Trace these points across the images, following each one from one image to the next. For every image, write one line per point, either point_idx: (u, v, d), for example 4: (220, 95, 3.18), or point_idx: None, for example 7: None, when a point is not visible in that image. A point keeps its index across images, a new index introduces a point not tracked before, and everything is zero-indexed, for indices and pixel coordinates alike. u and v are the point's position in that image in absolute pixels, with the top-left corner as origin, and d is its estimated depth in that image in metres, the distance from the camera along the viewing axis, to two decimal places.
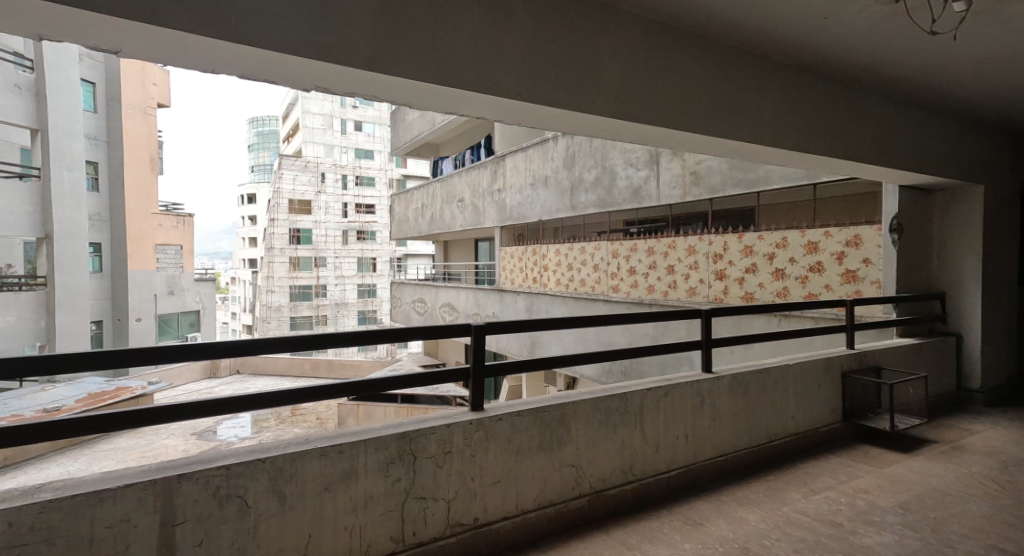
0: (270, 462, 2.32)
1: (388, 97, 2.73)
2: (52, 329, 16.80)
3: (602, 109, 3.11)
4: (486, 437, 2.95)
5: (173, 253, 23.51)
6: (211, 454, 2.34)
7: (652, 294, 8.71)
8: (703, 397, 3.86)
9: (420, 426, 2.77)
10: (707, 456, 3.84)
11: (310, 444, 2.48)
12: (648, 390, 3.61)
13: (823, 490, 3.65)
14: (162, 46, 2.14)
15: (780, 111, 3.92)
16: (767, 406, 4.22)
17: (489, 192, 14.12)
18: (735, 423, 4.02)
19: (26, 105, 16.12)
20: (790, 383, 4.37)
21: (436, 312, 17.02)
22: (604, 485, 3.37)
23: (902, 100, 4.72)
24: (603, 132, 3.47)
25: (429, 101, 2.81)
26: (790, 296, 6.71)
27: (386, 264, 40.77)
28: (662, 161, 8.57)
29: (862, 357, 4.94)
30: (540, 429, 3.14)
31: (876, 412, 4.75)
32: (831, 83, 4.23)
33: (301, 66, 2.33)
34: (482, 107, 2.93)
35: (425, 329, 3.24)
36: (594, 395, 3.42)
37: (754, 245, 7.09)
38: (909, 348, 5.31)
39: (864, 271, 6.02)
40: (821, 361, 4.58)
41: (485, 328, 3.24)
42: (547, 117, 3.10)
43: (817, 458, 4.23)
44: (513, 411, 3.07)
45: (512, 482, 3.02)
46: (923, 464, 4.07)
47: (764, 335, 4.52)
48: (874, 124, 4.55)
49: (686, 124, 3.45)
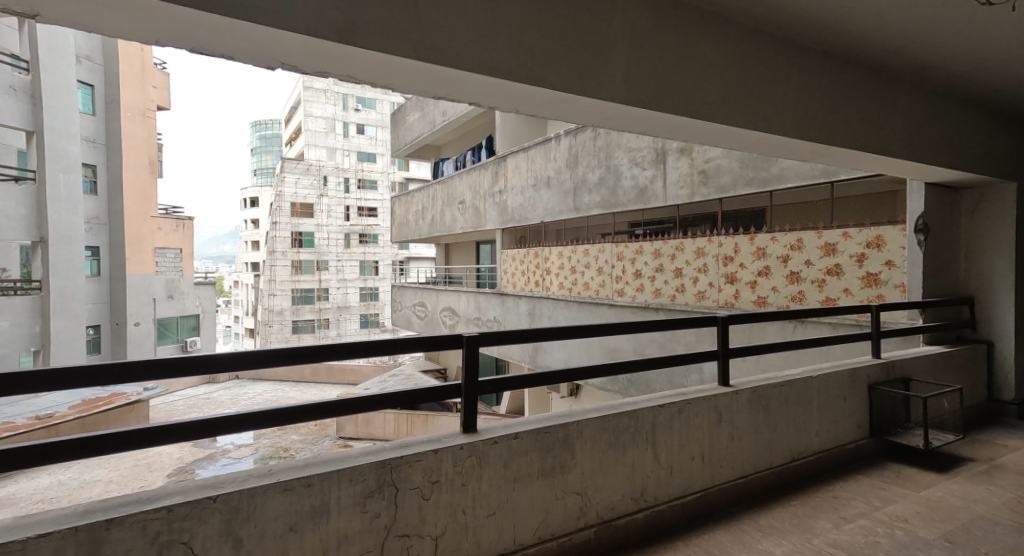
0: (222, 501, 2.00)
1: (365, 77, 2.43)
2: (47, 334, 16.50)
3: (609, 95, 2.78)
4: (479, 464, 2.60)
5: (172, 256, 23.20)
6: (153, 491, 2.02)
7: (659, 298, 8.36)
8: (720, 413, 3.52)
9: (404, 453, 2.43)
10: (726, 478, 3.49)
11: (272, 477, 2.15)
12: (660, 407, 3.26)
13: (855, 518, 3.28)
14: (87, 7, 1.83)
15: (803, 96, 3.58)
16: (789, 421, 3.86)
17: (490, 194, 13.78)
18: (756, 441, 3.67)
19: (22, 108, 15.91)
20: (814, 397, 4.01)
21: (436, 317, 16.69)
22: (613, 513, 3.02)
23: (931, 90, 4.37)
24: (609, 121, 3.14)
25: (412, 83, 2.49)
26: (805, 300, 6.36)
27: (389, 267, 40.46)
28: (669, 160, 8.23)
29: (890, 368, 4.58)
30: (540, 452, 2.80)
31: (906, 427, 4.38)
32: (859, 70, 3.89)
33: (263, 37, 2.03)
34: (477, 91, 2.61)
35: (416, 341, 2.88)
36: (601, 413, 3.08)
37: (767, 247, 6.76)
38: (939, 357, 4.95)
39: (886, 274, 5.66)
40: (846, 372, 4.23)
41: (480, 339, 2.91)
42: (548, 102, 2.78)
43: (845, 479, 3.85)
44: (510, 434, 2.72)
45: (510, 513, 2.68)
46: (963, 487, 3.70)
47: (786, 344, 4.16)
48: (903, 115, 4.19)
49: (704, 114, 3.12)
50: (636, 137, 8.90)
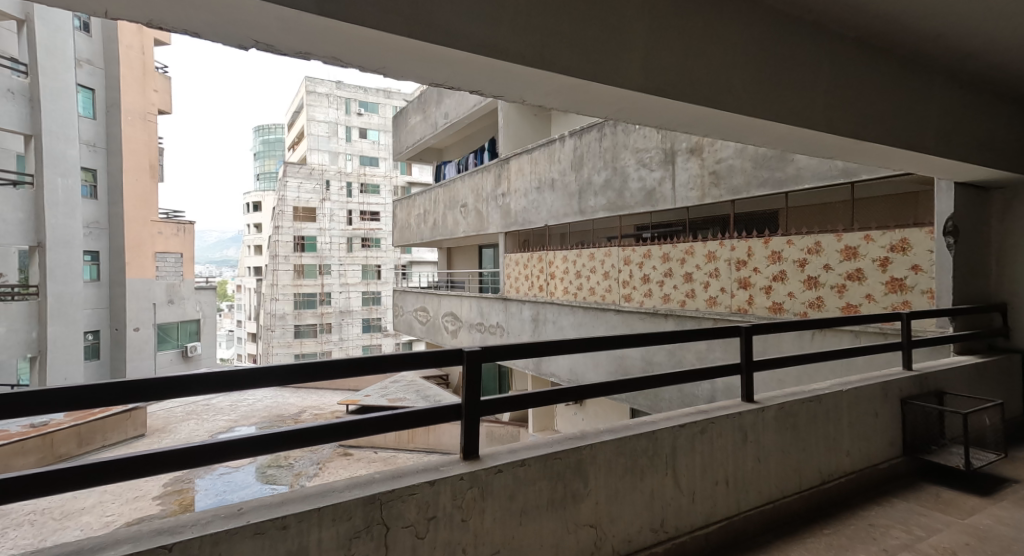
0: (179, 550, 1.72)
1: (353, 59, 2.16)
2: (44, 340, 16.29)
3: (627, 83, 2.50)
4: (481, 497, 2.31)
5: (173, 261, 22.75)
6: (96, 541, 1.73)
7: (668, 303, 8.06)
8: (745, 433, 3.21)
9: (395, 487, 2.14)
10: (752, 504, 3.18)
11: (241, 519, 1.87)
12: (680, 428, 2.96)
13: (898, 551, 2.96)
14: None
15: (834, 84, 3.28)
16: (818, 440, 3.55)
17: (492, 197, 13.49)
18: (783, 464, 3.36)
19: (19, 111, 15.71)
20: (844, 413, 3.70)
21: (438, 322, 16.40)
22: (631, 547, 2.71)
23: (966, 82, 4.07)
24: (625, 112, 2.86)
25: (408, 67, 2.23)
26: (824, 307, 6.04)
27: (391, 271, 40.13)
28: (678, 161, 7.93)
29: (923, 381, 4.27)
30: (551, 481, 2.51)
31: (941, 445, 4.06)
32: (893, 59, 3.59)
33: (230, 7, 1.77)
34: (478, 75, 2.33)
35: (412, 357, 2.57)
36: (618, 436, 2.77)
37: (783, 251, 6.45)
38: (973, 368, 4.63)
39: (912, 280, 5.34)
40: (877, 386, 3.91)
41: (482, 355, 2.62)
42: (560, 90, 2.50)
43: (880, 503, 3.53)
44: (517, 461, 2.43)
45: (517, 551, 2.38)
46: (1013, 514, 3.37)
47: (813, 356, 3.85)
48: (939, 109, 3.89)
49: (730, 104, 2.83)
50: (644, 137, 8.60)
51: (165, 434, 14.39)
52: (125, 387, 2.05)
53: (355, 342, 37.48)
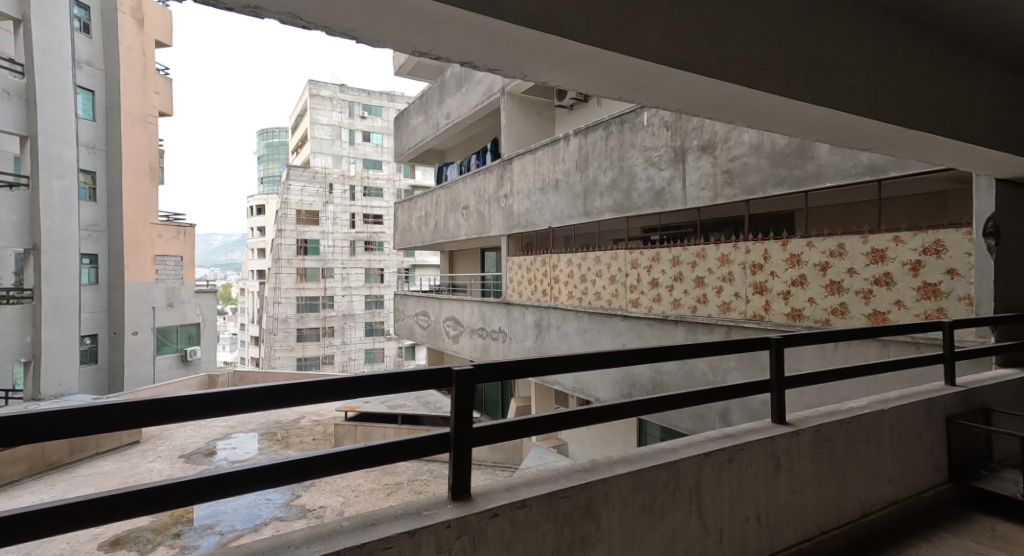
0: None
1: (312, 16, 1.80)
2: (38, 344, 15.93)
3: (646, 53, 2.11)
4: (472, 547, 1.92)
5: (173, 265, 22.36)
6: None
7: (678, 309, 7.64)
8: (778, 460, 2.81)
9: (364, 541, 1.75)
10: (787, 543, 2.77)
11: None
12: (706, 455, 2.56)
13: None
14: None
15: (876, 61, 2.89)
16: (858, 468, 3.13)
17: (494, 198, 13.11)
18: (821, 494, 2.94)
19: (14, 112, 15.45)
20: (885, 434, 3.29)
21: (440, 327, 15.99)
22: None
23: (1015, 67, 3.67)
24: (642, 93, 2.49)
25: (383, 28, 1.87)
26: (849, 314, 5.62)
27: (394, 275, 39.78)
28: (689, 159, 7.51)
29: (969, 398, 3.85)
30: (557, 526, 2.11)
31: (989, 470, 3.67)
32: (940, 38, 3.19)
33: None
34: (466, 41, 1.96)
35: (393, 378, 2.14)
36: (635, 467, 2.38)
37: (802, 254, 6.05)
38: (1020, 383, 4.22)
39: (947, 285, 4.94)
40: (921, 406, 3.50)
41: (476, 375, 2.22)
42: (568, 60, 2.11)
43: (929, 538, 3.11)
44: (516, 502, 2.04)
45: None
46: None
47: (848, 370, 3.44)
48: (988, 95, 3.48)
49: (762, 83, 2.44)
50: (652, 135, 8.21)
51: (160, 440, 13.97)
52: (1, 427, 1.58)
53: (357, 346, 37.22)
